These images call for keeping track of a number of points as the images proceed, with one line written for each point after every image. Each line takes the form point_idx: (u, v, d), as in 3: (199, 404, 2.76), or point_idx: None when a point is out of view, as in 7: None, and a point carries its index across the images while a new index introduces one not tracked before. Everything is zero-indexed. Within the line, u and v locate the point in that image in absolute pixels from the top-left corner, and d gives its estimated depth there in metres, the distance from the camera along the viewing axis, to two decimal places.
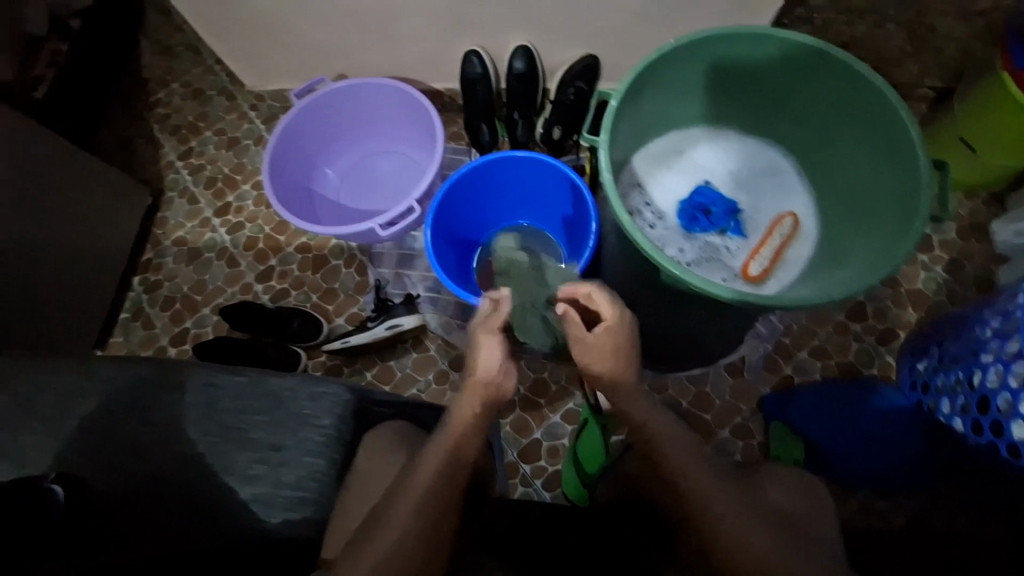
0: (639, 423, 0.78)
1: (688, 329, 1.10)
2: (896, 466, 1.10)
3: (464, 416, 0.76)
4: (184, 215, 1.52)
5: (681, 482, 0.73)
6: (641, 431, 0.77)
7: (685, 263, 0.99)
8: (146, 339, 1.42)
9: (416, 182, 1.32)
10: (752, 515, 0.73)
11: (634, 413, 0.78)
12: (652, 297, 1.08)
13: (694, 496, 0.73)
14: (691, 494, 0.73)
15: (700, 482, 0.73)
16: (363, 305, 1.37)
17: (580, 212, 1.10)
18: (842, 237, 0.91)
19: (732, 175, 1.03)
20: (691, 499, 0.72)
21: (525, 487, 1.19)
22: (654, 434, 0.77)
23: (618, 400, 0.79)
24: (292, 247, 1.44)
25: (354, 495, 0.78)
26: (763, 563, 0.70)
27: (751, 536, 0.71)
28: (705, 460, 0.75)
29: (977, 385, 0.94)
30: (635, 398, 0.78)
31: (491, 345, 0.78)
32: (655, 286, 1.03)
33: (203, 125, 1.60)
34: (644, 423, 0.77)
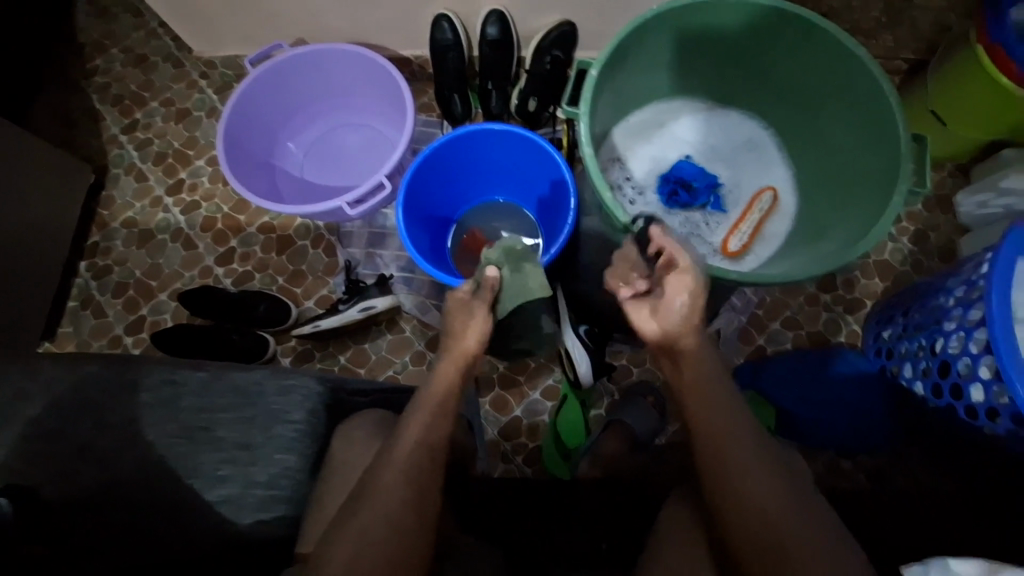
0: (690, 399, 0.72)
1: None
2: (861, 429, 1.15)
3: (444, 384, 0.75)
4: (132, 195, 1.41)
5: (717, 451, 0.68)
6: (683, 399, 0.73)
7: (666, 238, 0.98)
8: (98, 329, 1.33)
9: (386, 156, 1.25)
10: (781, 489, 0.66)
11: (690, 379, 0.73)
12: None
13: (729, 463, 0.67)
14: (724, 460, 0.67)
15: (736, 450, 0.68)
16: (333, 287, 1.31)
17: (557, 188, 1.07)
18: (821, 213, 0.91)
19: (712, 148, 1.01)
20: (725, 465, 0.67)
21: (506, 464, 1.19)
22: (696, 403, 0.72)
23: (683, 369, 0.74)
24: (253, 227, 1.36)
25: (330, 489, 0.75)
26: (787, 538, 0.63)
27: (773, 506, 0.65)
28: (748, 428, 0.70)
29: (940, 350, 0.97)
30: (698, 363, 0.73)
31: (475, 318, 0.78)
32: None
33: (149, 95, 1.47)
34: (695, 389, 0.72)
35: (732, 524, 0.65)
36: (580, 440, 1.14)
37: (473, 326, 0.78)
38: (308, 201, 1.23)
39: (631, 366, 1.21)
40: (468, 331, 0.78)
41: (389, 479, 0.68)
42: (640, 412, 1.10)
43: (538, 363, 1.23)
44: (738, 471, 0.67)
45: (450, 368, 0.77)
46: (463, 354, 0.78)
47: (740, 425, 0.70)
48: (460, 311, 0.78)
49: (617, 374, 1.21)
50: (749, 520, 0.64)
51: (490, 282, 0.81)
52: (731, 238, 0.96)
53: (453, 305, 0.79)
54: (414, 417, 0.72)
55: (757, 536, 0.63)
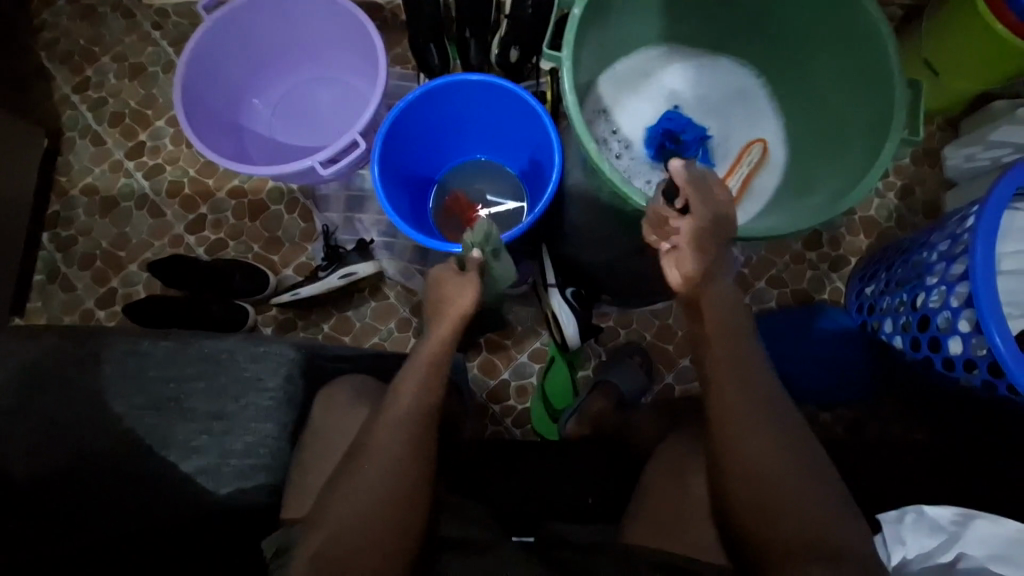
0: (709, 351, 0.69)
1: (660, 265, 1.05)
2: (841, 381, 1.18)
3: (432, 347, 0.73)
4: (90, 159, 1.33)
5: (722, 404, 0.67)
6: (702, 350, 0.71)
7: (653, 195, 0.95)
8: (68, 303, 1.28)
9: (359, 113, 1.18)
10: (781, 443, 0.65)
11: (710, 327, 0.70)
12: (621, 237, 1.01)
13: (733, 417, 0.66)
14: (730, 414, 0.67)
15: (743, 402, 0.66)
16: (312, 254, 1.27)
17: (540, 145, 1.02)
18: (811, 165, 0.89)
19: (702, 99, 0.97)
20: (730, 419, 0.67)
21: (496, 427, 1.20)
22: (712, 355, 0.69)
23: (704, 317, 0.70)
24: (223, 192, 1.29)
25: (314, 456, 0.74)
26: (781, 488, 0.64)
27: (771, 458, 0.65)
28: (759, 379, 0.68)
29: (921, 305, 0.98)
30: (720, 309, 0.69)
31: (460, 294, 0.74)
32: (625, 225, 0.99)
33: (98, 50, 1.36)
34: (711, 340, 0.69)
35: (731, 480, 0.66)
36: (568, 401, 1.16)
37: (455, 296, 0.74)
38: (279, 163, 1.17)
39: (618, 327, 1.21)
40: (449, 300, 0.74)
41: (375, 448, 0.67)
42: (627, 372, 1.12)
43: (524, 327, 1.23)
44: (743, 428, 0.66)
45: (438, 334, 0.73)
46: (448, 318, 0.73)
47: (749, 373, 0.68)
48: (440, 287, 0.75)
49: (605, 335, 1.21)
50: (747, 477, 0.65)
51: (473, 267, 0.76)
52: None
53: (436, 280, 0.76)
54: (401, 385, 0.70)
55: (755, 489, 0.65)
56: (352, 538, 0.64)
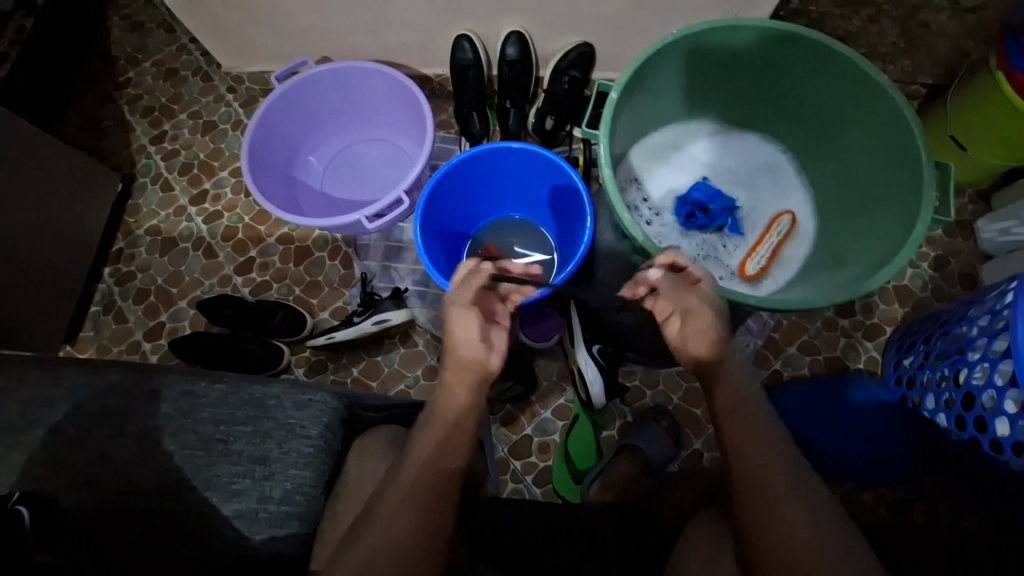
0: (736, 422, 0.73)
1: None
2: (881, 460, 1.12)
3: (450, 404, 0.77)
4: (157, 203, 1.45)
5: (746, 472, 0.70)
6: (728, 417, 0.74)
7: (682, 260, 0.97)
8: (118, 333, 1.36)
9: (404, 172, 1.27)
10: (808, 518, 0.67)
11: (736, 396, 0.75)
12: None
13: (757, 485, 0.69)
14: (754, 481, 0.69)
15: (761, 473, 0.69)
16: (348, 299, 1.33)
17: (574, 209, 1.07)
18: (840, 238, 0.90)
19: (732, 171, 1.01)
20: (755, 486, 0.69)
21: (516, 484, 1.18)
22: (734, 425, 0.73)
23: (721, 385, 0.76)
24: (273, 238, 1.38)
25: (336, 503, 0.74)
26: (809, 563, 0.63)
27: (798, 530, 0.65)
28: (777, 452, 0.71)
29: (964, 381, 0.95)
30: (739, 380, 0.76)
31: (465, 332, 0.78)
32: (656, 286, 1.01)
33: (177, 108, 1.52)
34: (737, 407, 0.74)
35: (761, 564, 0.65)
36: (591, 462, 1.14)
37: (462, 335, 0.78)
38: (327, 214, 1.25)
39: (644, 388, 1.21)
40: (460, 339, 0.78)
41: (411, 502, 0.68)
42: (653, 437, 1.09)
43: (550, 382, 1.23)
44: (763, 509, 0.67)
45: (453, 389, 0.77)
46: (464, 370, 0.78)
47: (766, 444, 0.72)
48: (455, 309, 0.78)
49: (631, 395, 1.21)
50: (780, 565, 0.64)
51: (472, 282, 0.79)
52: (749, 261, 0.95)
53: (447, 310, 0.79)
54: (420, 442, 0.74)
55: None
56: None
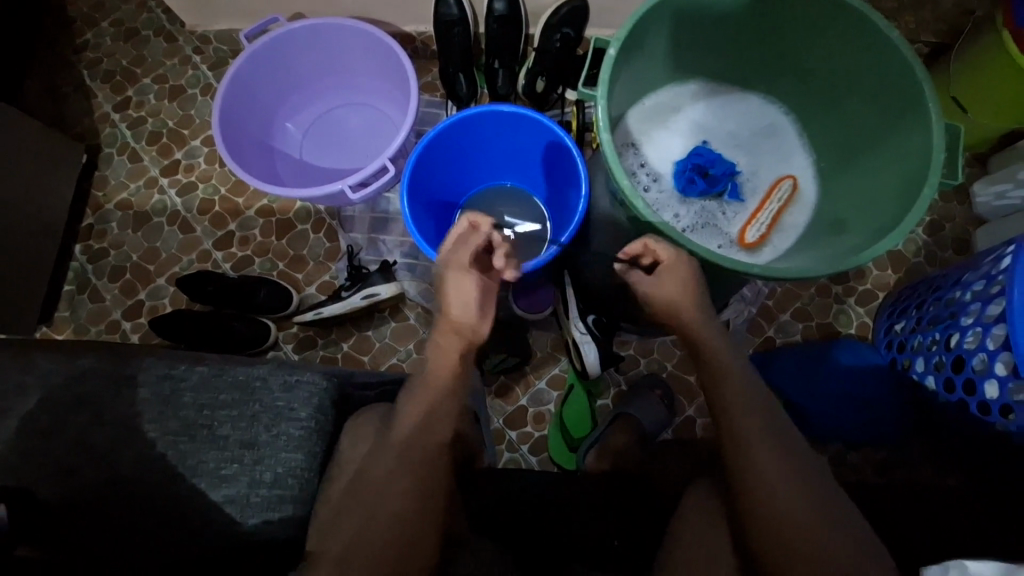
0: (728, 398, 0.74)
1: None
2: (869, 422, 1.14)
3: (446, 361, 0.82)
4: (128, 176, 1.37)
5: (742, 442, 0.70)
6: (722, 393, 0.75)
7: (682, 228, 0.94)
8: (95, 314, 1.30)
9: (388, 139, 1.21)
10: (800, 482, 0.68)
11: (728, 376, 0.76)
12: None
13: (751, 456, 0.69)
14: (749, 451, 0.70)
15: (757, 445, 0.70)
16: (335, 273, 1.29)
17: (567, 174, 1.03)
18: (842, 203, 0.87)
19: (732, 134, 0.98)
20: (749, 456, 0.69)
21: (512, 453, 1.19)
22: (728, 400, 0.74)
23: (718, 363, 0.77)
24: (252, 210, 1.32)
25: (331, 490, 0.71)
26: (805, 524, 0.65)
27: (786, 495, 0.66)
28: (768, 425, 0.72)
29: (954, 346, 0.96)
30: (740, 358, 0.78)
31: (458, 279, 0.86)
32: None
33: (141, 72, 1.41)
34: (731, 388, 0.75)
35: (761, 528, 0.66)
36: (586, 429, 1.14)
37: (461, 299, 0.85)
38: (309, 185, 1.19)
39: (639, 356, 1.21)
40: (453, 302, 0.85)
41: None
42: (647, 404, 1.11)
43: (544, 353, 1.23)
44: (755, 485, 0.68)
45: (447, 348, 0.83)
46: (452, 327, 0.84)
47: (762, 417, 0.72)
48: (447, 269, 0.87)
49: (625, 364, 1.21)
50: (777, 528, 0.65)
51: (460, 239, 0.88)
52: (749, 229, 0.92)
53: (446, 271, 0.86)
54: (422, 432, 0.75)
55: (787, 543, 0.64)
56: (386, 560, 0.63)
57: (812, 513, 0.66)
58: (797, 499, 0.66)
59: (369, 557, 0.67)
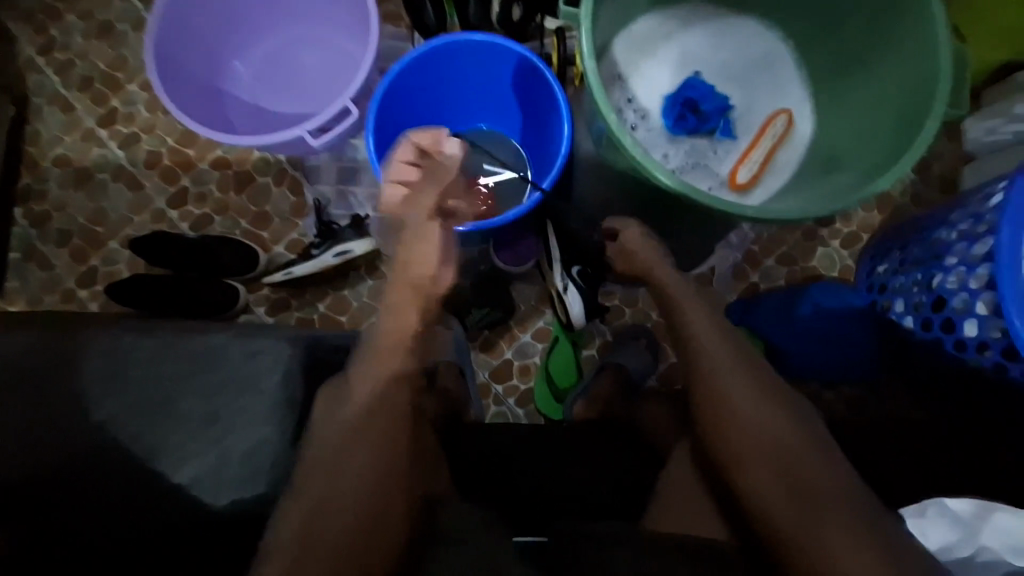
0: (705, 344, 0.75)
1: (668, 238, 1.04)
2: (846, 362, 1.17)
3: (399, 323, 0.77)
4: (60, 128, 1.23)
5: (722, 386, 0.72)
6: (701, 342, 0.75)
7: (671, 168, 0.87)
8: (47, 282, 1.21)
9: (349, 74, 1.10)
10: (781, 419, 0.69)
11: (702, 324, 0.77)
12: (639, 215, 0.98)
13: (731, 399, 0.71)
14: (729, 396, 0.71)
15: (734, 387, 0.71)
16: (304, 230, 1.21)
17: (545, 111, 0.98)
18: (838, 140, 0.82)
19: (726, 63, 0.90)
20: (731, 399, 0.71)
21: (499, 406, 1.18)
22: (711, 348, 0.75)
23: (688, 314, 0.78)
24: (205, 163, 1.22)
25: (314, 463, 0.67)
26: (789, 459, 0.67)
27: (769, 432, 0.68)
28: (749, 368, 0.73)
29: (936, 287, 0.96)
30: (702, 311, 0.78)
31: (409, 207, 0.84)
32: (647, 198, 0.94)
33: (62, 7, 1.25)
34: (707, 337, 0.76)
35: (747, 468, 0.68)
36: (573, 381, 1.13)
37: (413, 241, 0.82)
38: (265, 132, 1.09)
39: (624, 307, 1.18)
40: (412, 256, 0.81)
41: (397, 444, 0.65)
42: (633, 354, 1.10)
43: (529, 306, 1.20)
44: (729, 431, 0.70)
45: (402, 303, 0.78)
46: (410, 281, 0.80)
47: (742, 360, 0.74)
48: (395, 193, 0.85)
49: (610, 315, 1.19)
50: (762, 465, 0.67)
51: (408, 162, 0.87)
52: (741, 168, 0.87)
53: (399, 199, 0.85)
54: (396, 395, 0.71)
55: (771, 479, 0.66)
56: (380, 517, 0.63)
57: (790, 459, 0.67)
58: (779, 440, 0.68)
59: (352, 523, 0.64)
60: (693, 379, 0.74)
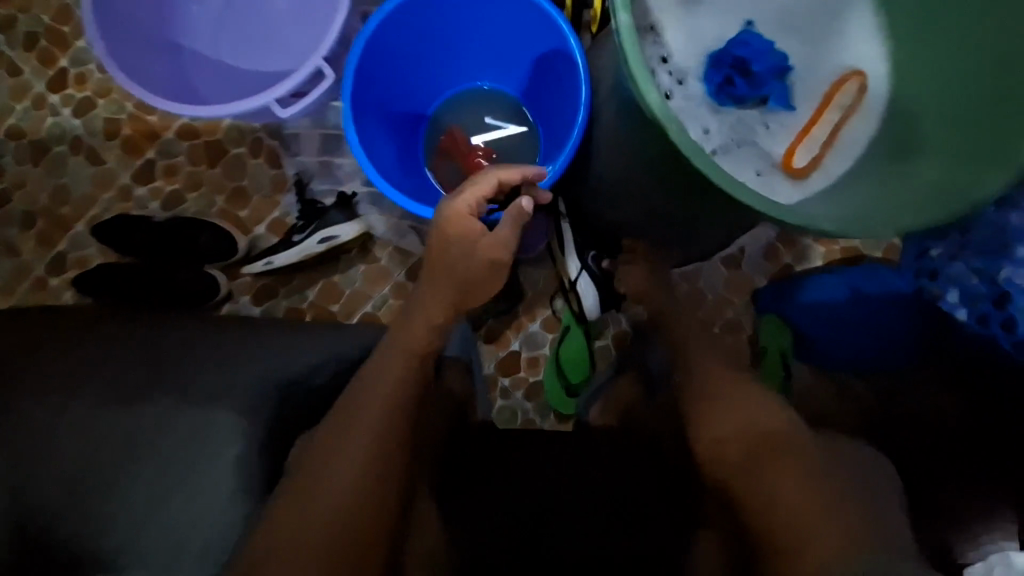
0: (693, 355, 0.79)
1: (695, 233, 0.90)
2: (889, 350, 1.04)
3: (426, 318, 0.72)
4: (7, 95, 1.10)
5: (709, 391, 0.74)
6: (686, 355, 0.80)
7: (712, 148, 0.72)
8: (15, 270, 1.11)
9: (322, 20, 0.94)
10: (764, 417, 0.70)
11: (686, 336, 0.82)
12: (664, 199, 0.82)
13: (715, 400, 0.73)
14: (710, 396, 0.73)
15: (721, 391, 0.73)
16: (286, 209, 1.09)
17: (558, 69, 0.84)
18: (913, 114, 0.64)
19: (786, 11, 0.73)
20: (711, 400, 0.73)
21: (506, 400, 1.10)
22: (695, 361, 0.78)
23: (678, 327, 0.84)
24: (171, 132, 1.09)
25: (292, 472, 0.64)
26: (779, 457, 0.65)
27: (756, 425, 0.69)
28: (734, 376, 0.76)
29: (1001, 281, 0.81)
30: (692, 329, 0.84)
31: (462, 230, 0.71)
32: (673, 185, 0.78)
33: None
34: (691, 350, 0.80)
35: (734, 470, 0.66)
36: (584, 374, 1.05)
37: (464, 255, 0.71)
38: (230, 92, 0.95)
39: None
40: (458, 256, 0.71)
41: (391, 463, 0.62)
42: None
43: (537, 292, 1.09)
44: (705, 409, 0.72)
45: (436, 296, 0.71)
46: (455, 277, 0.71)
47: (726, 369, 0.77)
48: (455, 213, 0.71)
49: None
50: (747, 466, 0.66)
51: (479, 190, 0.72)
52: (799, 148, 0.71)
53: (452, 215, 0.71)
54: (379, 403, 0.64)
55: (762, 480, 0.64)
56: (348, 537, 0.59)
57: (763, 435, 0.68)
58: (768, 432, 0.68)
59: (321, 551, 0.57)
60: (690, 384, 0.76)
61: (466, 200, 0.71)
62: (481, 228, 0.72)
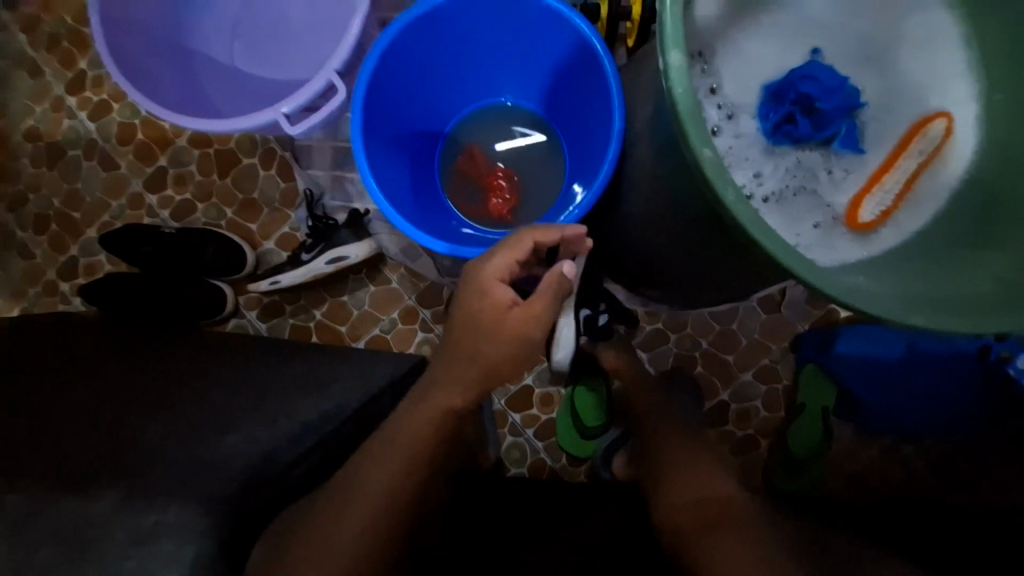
0: (659, 436, 0.77)
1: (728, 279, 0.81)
2: (946, 419, 0.93)
3: (435, 394, 0.62)
4: (29, 97, 1.09)
5: (667, 466, 0.70)
6: (654, 436, 0.78)
7: (761, 197, 0.59)
8: (26, 274, 1.09)
9: (339, 28, 0.89)
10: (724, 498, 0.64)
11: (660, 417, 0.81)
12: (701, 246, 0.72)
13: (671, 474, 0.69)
14: (668, 469, 0.70)
15: (681, 468, 0.69)
16: (295, 223, 1.04)
17: (589, 89, 0.77)
18: (991, 176, 0.51)
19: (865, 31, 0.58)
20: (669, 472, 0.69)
21: (515, 437, 1.02)
22: (660, 441, 0.76)
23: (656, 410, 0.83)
24: (183, 139, 1.06)
25: (271, 535, 0.57)
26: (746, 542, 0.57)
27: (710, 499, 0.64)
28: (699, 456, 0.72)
29: None
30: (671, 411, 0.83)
31: (497, 300, 0.63)
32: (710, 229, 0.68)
33: None
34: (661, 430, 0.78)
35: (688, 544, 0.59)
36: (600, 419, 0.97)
37: (491, 332, 0.62)
38: (241, 100, 0.90)
39: (667, 330, 1.01)
40: (483, 338, 0.62)
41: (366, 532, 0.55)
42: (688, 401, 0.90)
43: None
44: (672, 472, 0.69)
45: (451, 375, 0.63)
46: (474, 356, 0.62)
47: (689, 447, 0.74)
48: (487, 280, 0.63)
49: (650, 339, 1.01)
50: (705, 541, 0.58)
51: (513, 255, 0.64)
52: (867, 199, 0.56)
53: (483, 283, 0.63)
54: (365, 469, 0.59)
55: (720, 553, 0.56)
56: None
57: (720, 504, 0.63)
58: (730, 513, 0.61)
59: None
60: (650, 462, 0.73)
61: (499, 266, 0.64)
62: (513, 296, 0.64)
